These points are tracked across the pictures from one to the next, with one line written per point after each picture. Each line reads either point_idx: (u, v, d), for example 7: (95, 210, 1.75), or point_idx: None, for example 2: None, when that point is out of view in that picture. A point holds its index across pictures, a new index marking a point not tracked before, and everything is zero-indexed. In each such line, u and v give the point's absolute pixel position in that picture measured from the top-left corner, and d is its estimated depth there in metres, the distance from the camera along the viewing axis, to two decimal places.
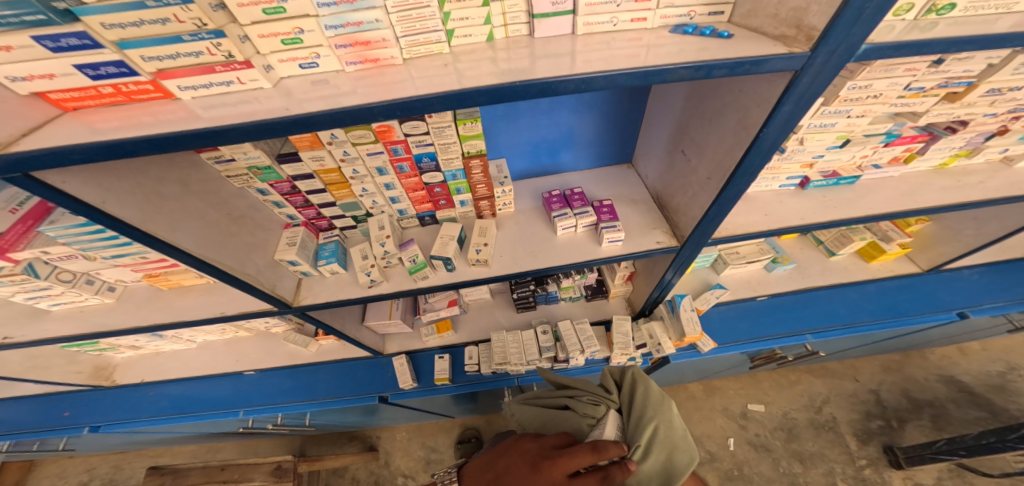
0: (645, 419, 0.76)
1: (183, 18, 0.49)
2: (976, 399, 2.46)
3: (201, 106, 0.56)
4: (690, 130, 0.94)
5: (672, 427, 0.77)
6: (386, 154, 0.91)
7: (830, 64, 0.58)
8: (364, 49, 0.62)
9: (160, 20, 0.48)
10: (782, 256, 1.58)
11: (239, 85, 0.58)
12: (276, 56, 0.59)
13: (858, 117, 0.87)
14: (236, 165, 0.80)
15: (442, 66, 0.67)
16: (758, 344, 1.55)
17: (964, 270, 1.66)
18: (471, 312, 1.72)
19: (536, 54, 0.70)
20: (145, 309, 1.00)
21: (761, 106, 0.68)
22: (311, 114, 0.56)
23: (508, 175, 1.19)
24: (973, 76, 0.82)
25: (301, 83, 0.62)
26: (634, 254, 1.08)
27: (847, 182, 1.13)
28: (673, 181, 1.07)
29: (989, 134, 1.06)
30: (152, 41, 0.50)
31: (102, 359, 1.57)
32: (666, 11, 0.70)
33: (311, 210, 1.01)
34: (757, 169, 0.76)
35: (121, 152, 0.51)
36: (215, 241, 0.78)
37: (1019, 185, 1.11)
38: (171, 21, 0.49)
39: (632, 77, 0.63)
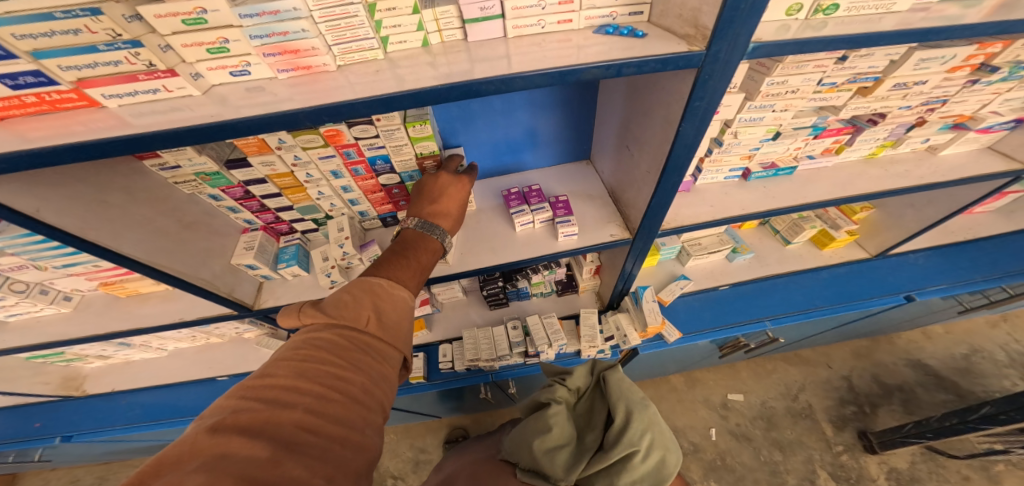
0: (642, 419, 0.85)
1: (94, 29, 0.51)
2: (942, 382, 2.53)
3: (131, 114, 0.59)
4: (631, 127, 0.99)
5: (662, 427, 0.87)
6: (338, 157, 0.94)
7: (727, 60, 0.64)
8: (294, 57, 0.65)
9: (71, 31, 0.51)
10: (741, 246, 1.64)
11: (165, 93, 0.61)
12: (204, 64, 0.62)
13: (782, 111, 1.00)
14: (183, 172, 0.82)
15: (375, 72, 0.70)
16: (723, 332, 1.59)
17: (910, 255, 1.76)
18: (445, 311, 1.74)
19: (472, 58, 0.74)
20: (105, 317, 1.03)
21: (679, 101, 0.74)
22: (234, 120, 0.59)
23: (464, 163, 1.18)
24: (878, 72, 0.94)
25: (233, 89, 0.65)
26: (590, 247, 1.12)
27: (785, 172, 1.24)
28: (622, 176, 1.12)
29: (909, 125, 1.18)
30: (67, 51, 0.53)
31: (71, 369, 1.56)
32: (589, 13, 0.74)
33: (269, 214, 1.03)
34: (687, 159, 0.82)
35: (50, 160, 0.54)
36: (165, 247, 0.80)
37: (942, 173, 1.23)
38: (82, 31, 0.51)
39: (549, 78, 0.66)
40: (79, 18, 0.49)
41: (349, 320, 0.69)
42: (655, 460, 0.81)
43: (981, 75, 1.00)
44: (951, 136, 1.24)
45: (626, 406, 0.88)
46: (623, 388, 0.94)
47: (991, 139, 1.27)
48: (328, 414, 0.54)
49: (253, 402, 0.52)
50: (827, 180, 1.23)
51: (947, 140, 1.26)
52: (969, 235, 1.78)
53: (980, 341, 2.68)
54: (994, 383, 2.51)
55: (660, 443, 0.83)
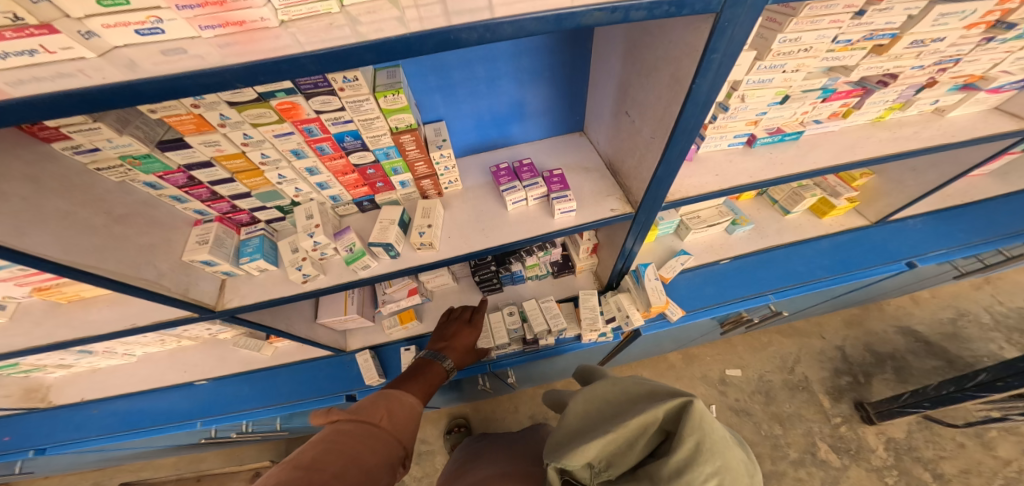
0: (708, 455, 0.55)
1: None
2: (931, 349, 2.52)
3: (8, 81, 0.47)
4: (631, 90, 0.87)
5: (742, 469, 0.56)
6: (298, 134, 0.81)
7: (751, 4, 0.53)
8: (219, 10, 0.52)
9: None
10: (740, 217, 1.55)
11: (47, 55, 0.48)
12: (97, 20, 0.49)
13: (793, 72, 0.89)
14: (104, 154, 0.69)
15: (330, 27, 0.58)
16: (724, 308, 1.52)
17: (908, 220, 1.69)
18: (436, 299, 1.64)
19: (450, 11, 0.60)
20: (47, 326, 0.92)
21: (690, 56, 0.63)
22: (128, 81, 0.47)
23: (446, 138, 1.06)
24: (896, 28, 0.84)
25: (145, 52, 0.52)
26: (589, 225, 1.02)
27: (792, 137, 1.13)
28: (621, 145, 1.01)
29: (919, 87, 1.07)
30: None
31: (32, 380, 1.44)
32: None
33: (224, 203, 0.91)
34: (696, 124, 0.71)
35: None
36: (91, 246, 0.68)
37: (951, 134, 1.14)
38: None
39: (542, 23, 0.55)
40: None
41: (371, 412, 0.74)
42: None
43: (995, 33, 0.90)
44: (959, 98, 1.14)
45: (697, 448, 0.55)
46: (708, 437, 0.55)
47: (998, 99, 1.16)
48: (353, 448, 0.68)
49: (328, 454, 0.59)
50: (831, 144, 1.14)
51: (954, 102, 1.15)
52: (967, 197, 1.71)
53: (967, 304, 2.67)
54: (981, 347, 2.50)
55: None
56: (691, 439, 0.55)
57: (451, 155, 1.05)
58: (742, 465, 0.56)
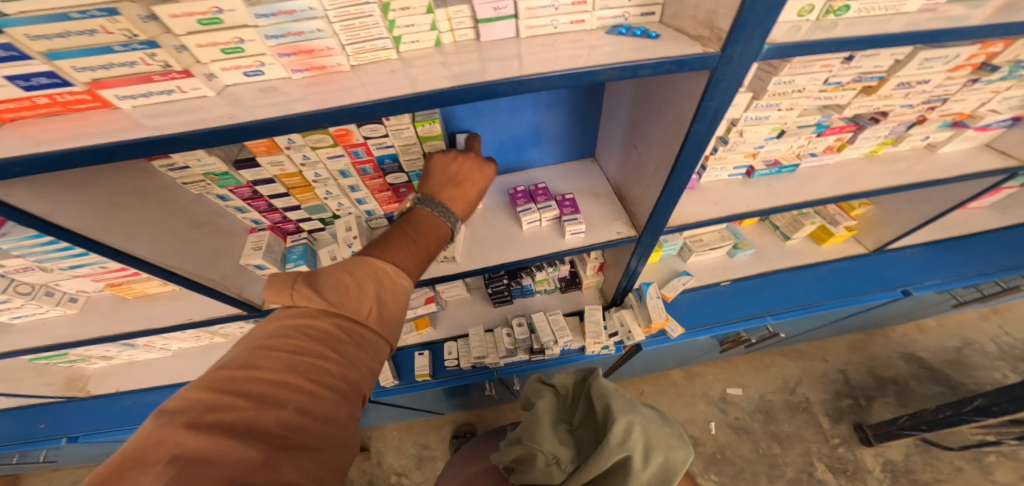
0: (625, 403, 0.72)
1: (111, 29, 0.51)
2: (935, 375, 2.58)
3: (144, 115, 0.60)
4: (638, 126, 1.00)
5: (660, 422, 0.71)
6: (347, 156, 0.94)
7: (744, 62, 0.65)
8: (309, 57, 0.65)
9: (87, 32, 0.50)
10: (742, 242, 1.65)
11: (180, 94, 0.61)
12: (218, 65, 0.62)
13: (788, 110, 1.00)
14: (192, 172, 0.82)
15: (390, 72, 0.70)
16: (724, 326, 1.62)
17: (908, 249, 1.78)
18: (450, 308, 1.73)
19: (484, 58, 0.74)
20: (113, 317, 1.04)
21: (690, 102, 0.75)
22: (245, 121, 0.59)
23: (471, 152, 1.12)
24: (883, 72, 0.94)
25: (247, 90, 0.65)
26: (597, 245, 1.12)
27: (789, 170, 1.24)
28: (628, 174, 1.13)
29: (910, 124, 1.19)
30: (82, 51, 0.52)
31: (75, 370, 1.57)
32: (601, 13, 0.74)
33: (276, 214, 1.03)
34: (694, 161, 0.83)
35: (62, 163, 0.54)
36: (173, 250, 0.81)
37: (942, 169, 1.24)
38: (98, 32, 0.51)
39: (566, 79, 0.67)
40: (94, 19, 0.49)
41: (349, 310, 0.60)
42: (657, 463, 0.65)
43: (982, 74, 1.00)
44: (950, 134, 1.24)
45: (619, 401, 0.72)
46: (621, 395, 0.74)
47: (988, 136, 1.27)
48: (316, 412, 0.48)
49: (226, 393, 0.45)
50: (829, 176, 1.24)
51: (946, 138, 1.25)
52: (966, 230, 1.79)
53: (972, 334, 2.72)
54: (985, 375, 2.56)
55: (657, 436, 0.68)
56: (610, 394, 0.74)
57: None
58: (659, 419, 0.72)
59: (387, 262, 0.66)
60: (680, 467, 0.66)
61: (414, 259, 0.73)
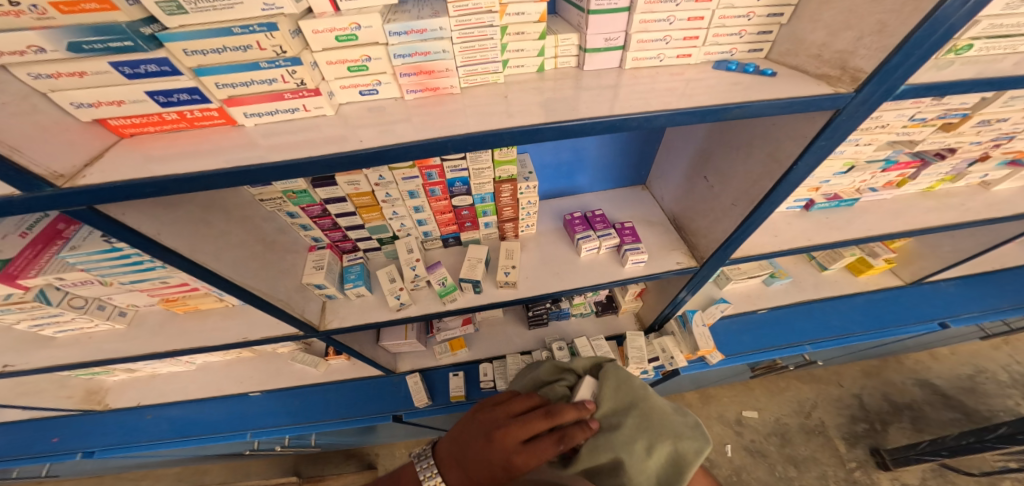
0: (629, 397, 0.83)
1: (265, 45, 0.49)
2: (950, 401, 2.62)
3: (262, 133, 0.58)
4: (713, 158, 1.01)
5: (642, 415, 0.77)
6: (420, 178, 0.93)
7: (867, 105, 0.64)
8: (427, 78, 0.63)
9: (241, 47, 0.49)
10: (779, 270, 1.68)
11: (303, 112, 0.60)
12: (339, 83, 0.60)
13: (865, 145, 1.03)
14: (271, 189, 0.84)
15: (498, 97, 0.68)
16: (759, 354, 1.68)
17: (942, 283, 1.84)
18: (483, 329, 1.71)
19: (580, 86, 0.73)
20: (158, 335, 1.03)
21: (796, 140, 0.74)
22: (373, 148, 0.56)
23: (532, 170, 1.09)
24: (968, 109, 0.96)
25: (360, 110, 0.63)
26: (654, 276, 1.13)
27: (847, 203, 1.30)
28: (693, 205, 1.14)
29: (972, 161, 1.24)
30: (230, 68, 0.51)
31: (94, 383, 1.52)
32: (709, 49, 0.73)
33: (337, 232, 1.04)
34: (780, 201, 0.83)
35: (186, 186, 0.52)
36: (249, 268, 0.80)
37: (996, 207, 1.30)
38: (252, 48, 0.50)
39: (688, 116, 0.65)
40: (255, 34, 0.48)
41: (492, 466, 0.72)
42: (652, 452, 0.72)
43: None
44: (1007, 172, 1.29)
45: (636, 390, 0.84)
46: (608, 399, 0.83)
47: None
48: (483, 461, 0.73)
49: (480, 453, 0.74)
50: (882, 209, 1.31)
51: (1001, 177, 1.32)
52: (997, 266, 1.83)
53: (985, 362, 2.79)
54: (998, 402, 2.62)
55: (669, 431, 0.75)
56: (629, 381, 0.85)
57: (534, 188, 1.08)
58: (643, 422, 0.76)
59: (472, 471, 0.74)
60: (684, 454, 0.72)
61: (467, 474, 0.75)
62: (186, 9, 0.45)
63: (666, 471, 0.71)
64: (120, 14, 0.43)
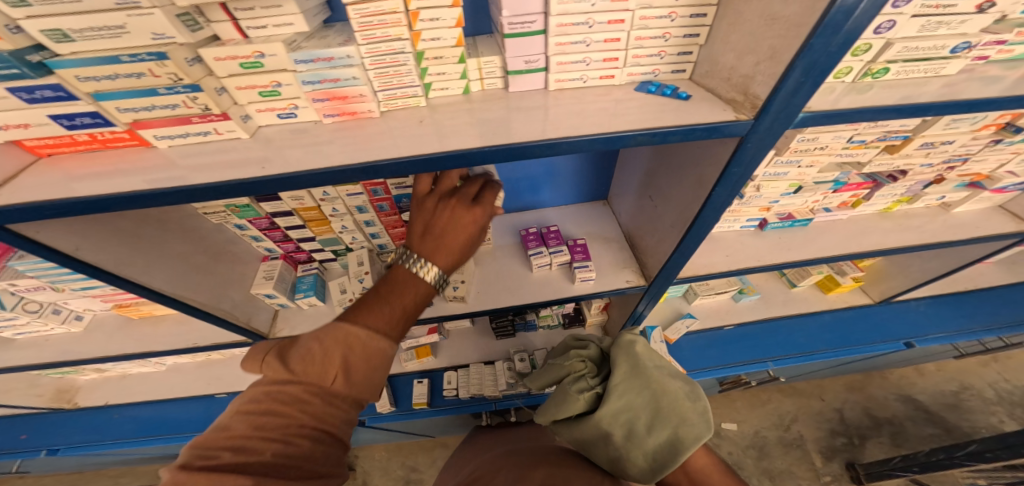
0: (638, 378, 0.85)
1: (158, 74, 0.53)
2: (931, 417, 2.61)
3: (178, 154, 0.63)
4: (656, 179, 1.03)
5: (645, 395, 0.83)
6: (366, 195, 0.96)
7: (772, 130, 0.66)
8: (342, 103, 0.67)
9: (135, 74, 0.53)
10: (747, 287, 1.70)
11: (215, 135, 0.64)
12: (254, 107, 0.65)
13: (807, 167, 1.04)
14: (214, 203, 0.87)
15: (417, 121, 0.72)
16: (723, 370, 1.71)
17: (913, 302, 1.85)
18: (452, 338, 1.73)
19: (511, 107, 0.76)
20: (118, 337, 1.07)
21: (714, 165, 0.76)
22: (283, 174, 0.60)
23: None
24: (908, 131, 0.97)
25: (279, 131, 0.68)
26: (605, 293, 1.14)
27: (801, 223, 1.32)
28: (643, 222, 1.15)
29: (927, 183, 1.24)
30: (128, 94, 0.55)
31: (66, 381, 1.56)
32: (631, 69, 0.76)
33: (290, 244, 1.07)
34: (712, 222, 0.85)
35: (97, 207, 0.56)
36: (188, 279, 0.83)
37: (954, 228, 1.31)
38: (147, 75, 0.53)
39: (596, 142, 0.67)
40: (144, 62, 0.52)
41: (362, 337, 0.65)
42: (647, 433, 0.79)
43: (1004, 135, 1.04)
44: (966, 194, 1.30)
45: (631, 367, 0.87)
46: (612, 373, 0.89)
47: (1002, 199, 1.34)
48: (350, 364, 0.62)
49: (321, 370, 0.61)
50: (840, 229, 1.32)
51: (961, 198, 1.32)
52: (970, 285, 1.83)
53: (970, 379, 2.77)
54: (980, 419, 2.60)
55: (674, 414, 0.79)
56: (622, 360, 0.88)
57: None
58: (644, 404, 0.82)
59: (360, 327, 0.63)
60: (685, 437, 0.76)
61: (392, 320, 0.68)
62: (73, 37, 0.49)
63: (665, 450, 0.77)
64: (5, 43, 0.46)
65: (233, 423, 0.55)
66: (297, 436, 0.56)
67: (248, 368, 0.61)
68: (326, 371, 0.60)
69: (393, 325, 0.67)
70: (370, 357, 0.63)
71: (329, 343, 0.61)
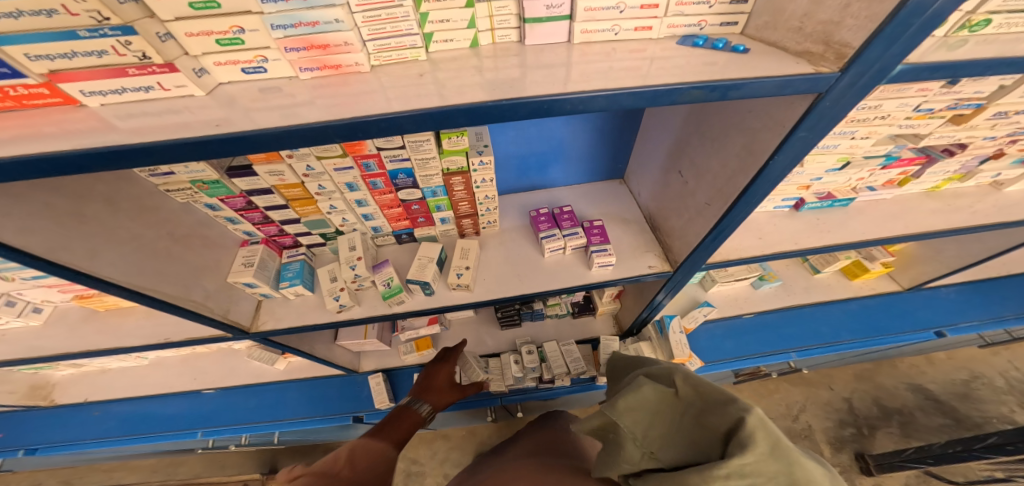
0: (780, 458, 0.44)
1: (75, 10, 0.41)
2: (941, 407, 2.55)
3: (117, 115, 0.50)
4: (688, 150, 0.91)
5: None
6: (356, 169, 0.83)
7: (858, 87, 0.53)
8: (322, 54, 0.55)
9: (44, 12, 0.41)
10: (768, 273, 1.60)
11: (160, 91, 0.52)
12: (211, 59, 0.53)
13: (862, 138, 0.91)
14: (177, 178, 0.74)
15: (416, 75, 0.59)
16: (742, 362, 1.62)
17: (942, 289, 1.76)
18: (453, 328, 1.62)
19: (527, 64, 0.62)
20: (80, 332, 0.95)
21: (773, 130, 0.64)
22: (245, 133, 0.47)
23: (490, 142, 0.91)
24: (983, 98, 0.85)
25: (245, 90, 0.56)
26: (626, 280, 1.03)
27: (841, 204, 1.20)
28: (667, 202, 1.04)
29: (984, 158, 1.13)
30: (38, 37, 0.43)
31: (39, 378, 1.45)
32: (673, 20, 0.63)
33: (272, 226, 0.94)
34: (758, 200, 0.74)
35: (3, 175, 0.43)
36: (147, 268, 0.72)
37: (1007, 210, 1.20)
38: (59, 13, 0.42)
39: (635, 98, 0.55)
40: None
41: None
42: None
43: None
44: (1021, 172, 1.19)
45: (772, 444, 0.44)
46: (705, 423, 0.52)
47: None
48: None
49: None
50: (880, 210, 1.21)
51: (1015, 177, 1.21)
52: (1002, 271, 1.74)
53: (982, 368, 2.71)
54: (991, 408, 2.55)
55: None
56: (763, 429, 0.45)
57: (491, 182, 0.97)
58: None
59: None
60: None
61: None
62: None
63: None
64: None
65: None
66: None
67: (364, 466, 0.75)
68: None
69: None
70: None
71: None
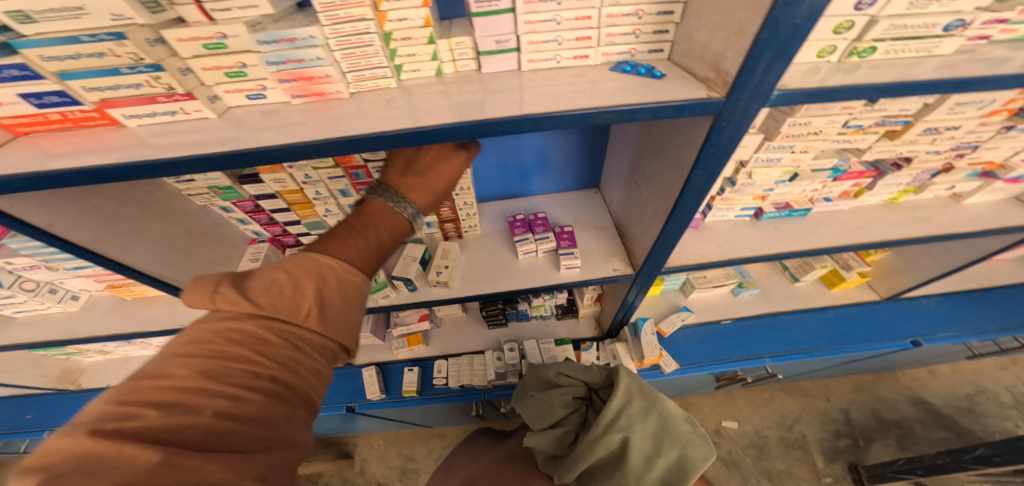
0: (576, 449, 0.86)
1: (119, 52, 0.55)
2: (942, 420, 2.53)
3: (149, 133, 0.64)
4: (641, 164, 1.02)
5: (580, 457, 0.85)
6: (347, 177, 0.95)
7: (751, 107, 0.64)
8: (309, 84, 0.68)
9: (97, 54, 0.54)
10: (747, 280, 1.68)
11: (182, 115, 0.65)
12: (222, 88, 0.66)
13: (801, 152, 1.01)
14: (197, 185, 0.87)
15: (387, 100, 0.71)
16: (721, 365, 1.67)
17: (923, 299, 1.80)
18: (443, 327, 1.73)
19: (486, 89, 0.74)
20: (108, 317, 1.10)
21: (691, 146, 0.75)
22: (245, 149, 0.60)
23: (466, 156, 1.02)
24: (909, 116, 0.94)
25: (248, 112, 0.69)
26: (591, 281, 1.12)
27: (800, 213, 1.29)
28: (630, 210, 1.14)
29: (935, 172, 1.20)
30: (91, 73, 0.56)
31: (70, 363, 1.62)
32: (606, 49, 0.75)
33: (277, 227, 1.07)
34: (693, 206, 0.84)
35: (62, 181, 0.57)
36: (168, 259, 0.87)
37: (963, 220, 1.25)
38: (108, 55, 0.55)
39: (559, 120, 0.66)
40: (103, 42, 0.53)
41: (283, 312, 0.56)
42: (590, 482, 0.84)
43: (1015, 122, 1.00)
44: (978, 184, 1.25)
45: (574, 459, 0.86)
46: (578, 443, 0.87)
47: (1018, 189, 1.28)
48: (243, 415, 0.45)
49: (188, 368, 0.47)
50: (841, 220, 1.28)
51: (973, 189, 1.27)
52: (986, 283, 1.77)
53: (986, 382, 2.67)
54: (994, 423, 2.51)
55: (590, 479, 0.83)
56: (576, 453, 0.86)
57: (469, 189, 1.09)
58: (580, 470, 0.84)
59: (335, 260, 0.62)
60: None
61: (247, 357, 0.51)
62: (35, 19, 0.49)
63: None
64: None
65: (169, 369, 0.46)
66: (250, 387, 0.48)
67: (192, 302, 0.56)
68: (298, 304, 0.57)
69: (366, 260, 0.67)
70: (348, 291, 0.62)
71: (300, 274, 0.59)
